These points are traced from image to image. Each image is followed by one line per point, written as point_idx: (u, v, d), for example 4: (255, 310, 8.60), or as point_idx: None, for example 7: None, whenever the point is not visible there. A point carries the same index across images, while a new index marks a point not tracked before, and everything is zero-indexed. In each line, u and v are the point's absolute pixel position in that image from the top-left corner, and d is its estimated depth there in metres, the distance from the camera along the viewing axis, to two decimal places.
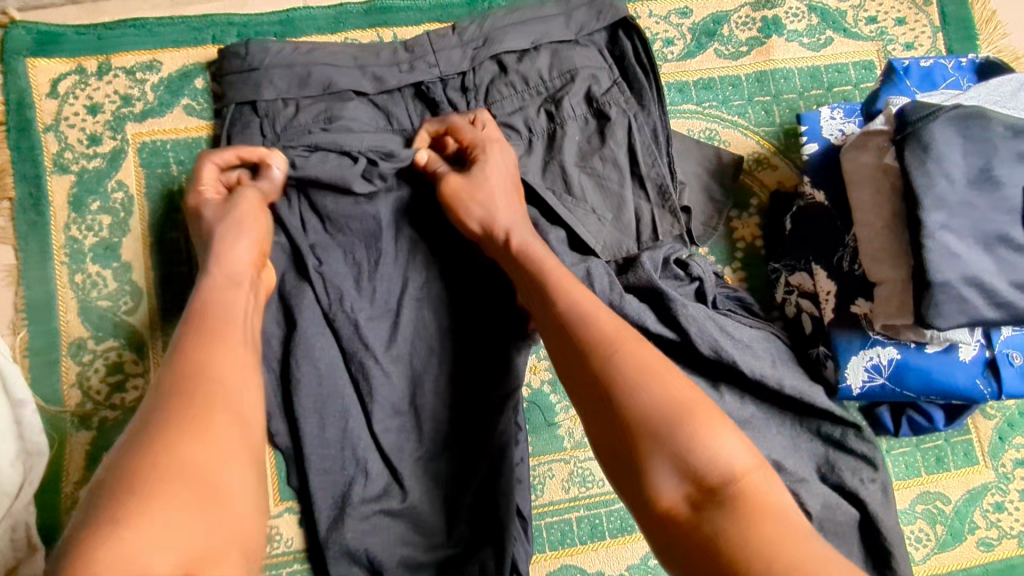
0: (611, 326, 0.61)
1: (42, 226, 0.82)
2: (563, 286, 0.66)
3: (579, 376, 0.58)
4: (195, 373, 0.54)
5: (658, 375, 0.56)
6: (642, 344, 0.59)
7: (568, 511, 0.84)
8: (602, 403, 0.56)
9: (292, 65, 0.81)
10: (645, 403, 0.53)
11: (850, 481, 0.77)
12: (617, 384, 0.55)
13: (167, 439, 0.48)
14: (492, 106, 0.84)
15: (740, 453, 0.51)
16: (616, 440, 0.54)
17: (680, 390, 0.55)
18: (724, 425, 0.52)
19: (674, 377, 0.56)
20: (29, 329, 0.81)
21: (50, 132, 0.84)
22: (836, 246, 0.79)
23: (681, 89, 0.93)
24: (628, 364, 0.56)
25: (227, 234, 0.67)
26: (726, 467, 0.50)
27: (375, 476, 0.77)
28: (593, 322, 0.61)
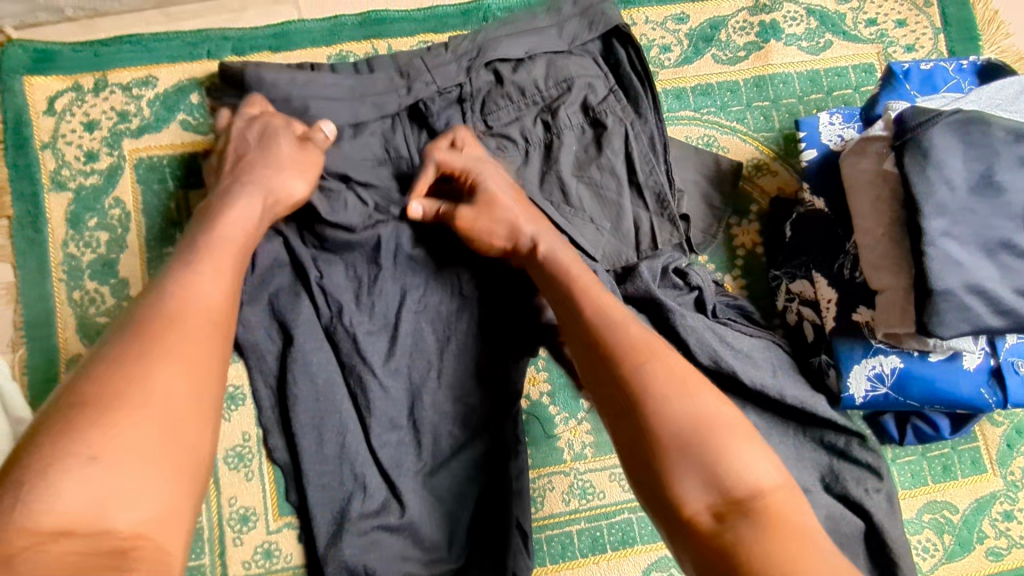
0: (644, 334, 0.59)
1: (39, 243, 0.83)
2: (591, 295, 0.65)
3: (609, 382, 0.57)
4: (181, 302, 0.54)
5: (691, 386, 0.55)
6: (675, 355, 0.58)
7: (568, 523, 0.83)
8: (628, 408, 0.55)
9: (290, 97, 0.80)
10: (675, 413, 0.53)
11: (854, 490, 0.76)
12: (649, 391, 0.54)
13: (143, 362, 0.48)
14: (488, 117, 0.84)
15: (770, 471, 0.51)
16: (639, 445, 0.53)
17: (712, 403, 0.54)
18: (755, 440, 0.52)
19: (707, 388, 0.55)
20: (28, 346, 0.81)
21: (47, 150, 0.85)
22: (837, 253, 0.79)
23: (678, 96, 0.93)
24: (662, 372, 0.55)
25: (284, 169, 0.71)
26: (753, 483, 0.49)
27: (374, 491, 0.76)
28: (629, 330, 0.60)
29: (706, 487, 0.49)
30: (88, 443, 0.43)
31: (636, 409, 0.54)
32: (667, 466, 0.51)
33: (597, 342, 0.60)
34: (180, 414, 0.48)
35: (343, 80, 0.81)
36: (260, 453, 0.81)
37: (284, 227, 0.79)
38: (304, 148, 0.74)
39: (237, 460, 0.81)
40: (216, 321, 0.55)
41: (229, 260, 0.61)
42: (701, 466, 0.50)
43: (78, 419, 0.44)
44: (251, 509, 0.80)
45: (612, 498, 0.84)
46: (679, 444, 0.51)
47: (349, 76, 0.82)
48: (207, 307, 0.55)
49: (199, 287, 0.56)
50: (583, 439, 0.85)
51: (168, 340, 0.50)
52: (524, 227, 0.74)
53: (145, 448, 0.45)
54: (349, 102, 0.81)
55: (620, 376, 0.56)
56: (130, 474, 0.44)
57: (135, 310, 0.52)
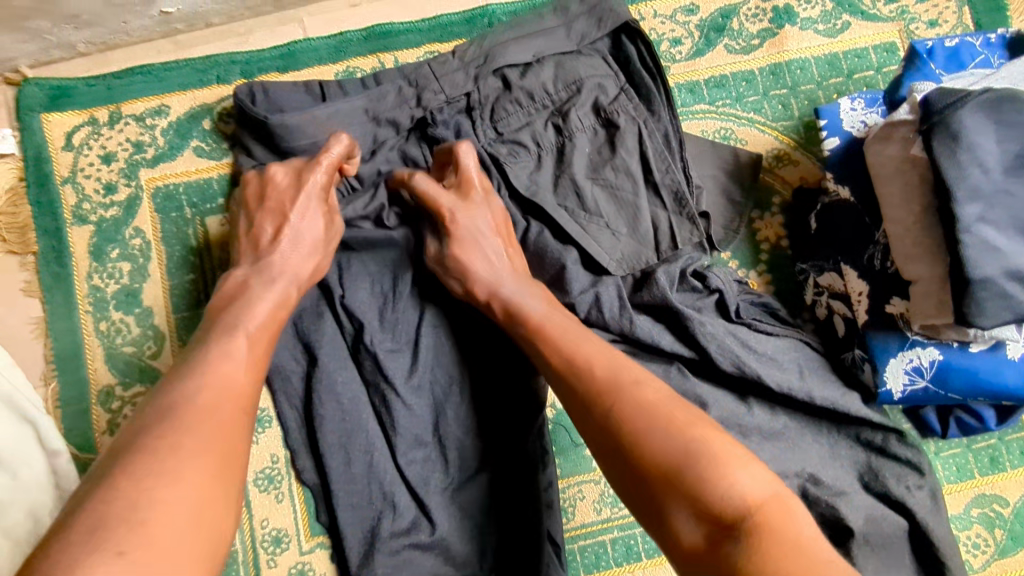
0: (613, 369, 0.60)
1: (65, 277, 0.84)
2: (555, 334, 0.66)
3: (592, 430, 0.58)
4: (207, 386, 0.54)
5: (668, 414, 0.55)
6: (647, 385, 0.58)
7: (601, 533, 0.82)
8: (610, 452, 0.56)
9: (315, 140, 0.80)
10: (654, 446, 0.53)
11: (896, 489, 0.74)
12: (626, 428, 0.55)
13: (168, 453, 0.47)
14: (498, 124, 0.83)
15: (759, 483, 0.49)
16: (633, 485, 0.53)
17: (688, 424, 0.54)
18: (739, 455, 0.51)
19: (684, 413, 0.55)
20: (60, 380, 0.82)
21: (67, 184, 0.86)
22: (866, 243, 0.75)
23: (691, 90, 0.90)
24: (633, 406, 0.56)
25: (307, 252, 0.71)
26: (741, 501, 0.48)
27: (403, 509, 0.76)
28: (597, 368, 0.61)
29: (695, 516, 0.49)
30: (118, 539, 0.41)
31: (618, 451, 0.55)
32: (659, 501, 0.51)
33: (569, 391, 0.61)
34: (205, 504, 0.46)
35: (355, 103, 0.81)
36: (289, 475, 0.81)
37: None
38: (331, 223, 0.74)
39: (268, 482, 0.81)
40: (243, 406, 0.55)
41: (263, 341, 0.63)
42: (686, 495, 0.49)
43: (108, 516, 0.42)
44: (284, 531, 0.80)
45: None
46: (665, 475, 0.51)
47: (359, 95, 0.81)
48: (231, 391, 0.55)
49: (225, 370, 0.56)
50: None
51: (194, 432, 0.50)
52: (477, 276, 0.73)
53: (174, 543, 0.43)
54: (366, 124, 0.82)
55: (595, 423, 0.58)
56: (161, 564, 0.41)
57: (164, 402, 0.52)
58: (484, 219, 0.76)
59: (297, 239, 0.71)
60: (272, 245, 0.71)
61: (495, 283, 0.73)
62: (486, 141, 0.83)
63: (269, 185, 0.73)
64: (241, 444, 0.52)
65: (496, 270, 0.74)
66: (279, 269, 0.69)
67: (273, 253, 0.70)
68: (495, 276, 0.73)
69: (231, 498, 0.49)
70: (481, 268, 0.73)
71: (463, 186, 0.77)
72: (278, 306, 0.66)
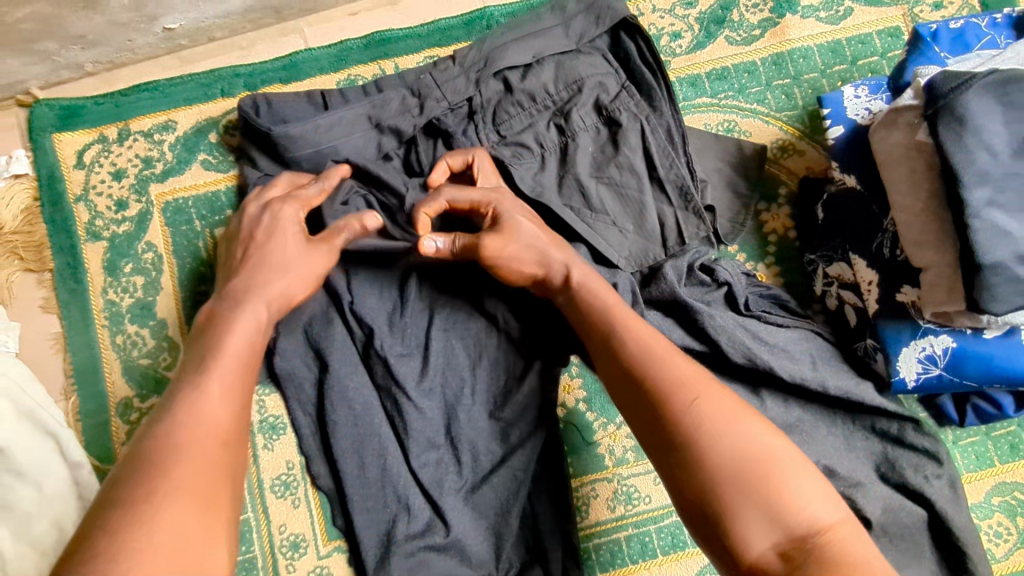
0: (690, 369, 0.57)
1: (82, 293, 0.86)
2: (630, 327, 0.62)
3: (654, 430, 0.55)
4: (184, 423, 0.53)
5: (742, 422, 0.53)
6: (722, 388, 0.56)
7: (616, 530, 0.81)
8: (671, 447, 0.53)
9: (318, 148, 0.81)
10: (724, 450, 0.51)
11: (913, 478, 0.73)
12: (694, 427, 0.53)
13: (144, 502, 0.47)
14: (501, 127, 0.83)
15: (827, 507, 0.50)
16: (687, 487, 0.52)
17: (763, 440, 0.52)
18: (808, 476, 0.51)
19: (756, 423, 0.54)
20: (79, 393, 0.84)
21: (80, 202, 0.88)
22: (875, 232, 0.74)
23: (693, 83, 0.90)
24: (706, 406, 0.54)
25: (273, 273, 0.69)
26: (813, 522, 0.48)
27: (418, 512, 0.76)
28: (674, 366, 0.57)
29: (757, 528, 0.48)
30: None
31: (680, 448, 0.53)
32: (721, 506, 0.50)
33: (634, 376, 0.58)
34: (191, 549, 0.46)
35: (359, 110, 0.82)
36: (305, 480, 0.82)
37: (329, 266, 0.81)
38: (310, 246, 0.72)
39: (284, 488, 0.82)
40: (223, 440, 0.54)
41: (239, 365, 0.60)
42: (755, 507, 0.49)
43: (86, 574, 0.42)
44: (301, 536, 0.81)
45: (660, 501, 0.82)
46: (731, 483, 0.50)
47: (361, 103, 0.83)
48: (210, 424, 0.54)
49: (201, 405, 0.55)
50: (624, 443, 0.83)
51: (175, 475, 0.49)
52: (551, 252, 0.71)
53: None
54: (370, 131, 0.83)
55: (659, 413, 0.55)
56: None
57: (139, 445, 0.51)
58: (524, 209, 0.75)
59: (264, 256, 0.70)
60: (242, 266, 0.70)
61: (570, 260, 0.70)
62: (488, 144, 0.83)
63: (244, 213, 0.74)
64: (227, 488, 0.51)
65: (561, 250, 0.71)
66: (256, 288, 0.67)
67: (242, 276, 0.69)
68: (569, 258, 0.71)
69: (221, 542, 0.48)
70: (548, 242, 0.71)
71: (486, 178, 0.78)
72: (255, 338, 0.63)
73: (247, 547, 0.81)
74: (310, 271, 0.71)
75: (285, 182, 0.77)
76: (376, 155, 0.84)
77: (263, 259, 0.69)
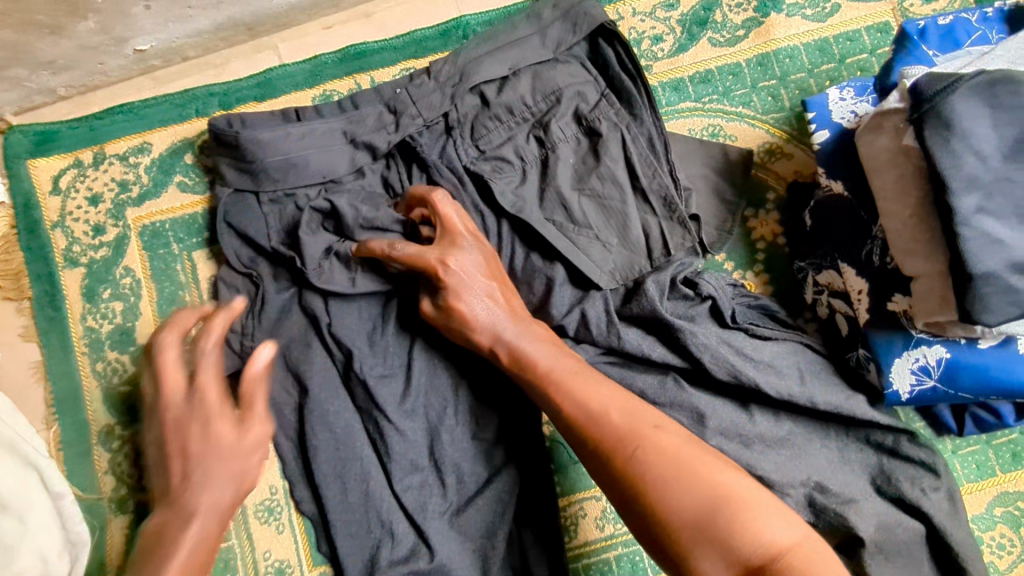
0: (630, 417, 0.61)
1: (60, 320, 0.85)
2: (566, 380, 0.65)
3: (611, 482, 0.59)
4: None
5: (691, 461, 0.58)
6: (667, 432, 0.60)
7: (606, 550, 0.79)
8: (631, 498, 0.58)
9: (287, 156, 0.80)
10: (678, 495, 0.56)
11: (910, 492, 0.70)
12: (648, 477, 0.57)
13: None
14: (479, 142, 0.82)
15: (785, 529, 0.54)
16: (654, 532, 0.56)
17: (713, 476, 0.57)
18: (764, 503, 0.56)
19: (705, 460, 0.58)
20: (61, 422, 0.83)
21: (58, 229, 0.87)
22: (864, 238, 0.71)
23: (676, 87, 0.88)
24: (654, 453, 0.58)
25: (208, 473, 0.62)
26: (774, 547, 0.53)
27: (402, 537, 0.75)
28: (615, 417, 0.61)
29: (723, 562, 0.53)
30: None
31: (639, 500, 0.57)
32: (685, 549, 0.54)
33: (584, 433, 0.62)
34: None
35: (334, 125, 0.81)
36: (289, 505, 0.81)
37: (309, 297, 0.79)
38: (246, 430, 0.65)
39: (268, 513, 0.80)
40: None
41: None
42: (715, 544, 0.53)
43: None
44: (286, 561, 0.80)
45: None
46: (694, 523, 0.54)
47: (337, 117, 0.82)
48: None
49: None
50: None
51: None
52: (477, 325, 0.70)
53: None
54: (344, 147, 0.82)
55: (614, 467, 0.59)
56: None
57: None
58: (476, 267, 0.71)
59: (200, 464, 0.62)
60: (176, 476, 0.62)
61: (498, 329, 0.70)
62: (467, 159, 0.82)
63: (163, 415, 0.64)
64: None
65: (495, 320, 0.70)
66: (192, 501, 0.61)
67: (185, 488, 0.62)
68: (495, 319, 0.70)
69: None
70: (481, 316, 0.70)
71: (448, 232, 0.72)
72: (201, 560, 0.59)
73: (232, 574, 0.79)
74: (254, 455, 0.64)
75: (177, 355, 0.67)
76: (349, 171, 0.82)
77: (200, 462, 0.62)
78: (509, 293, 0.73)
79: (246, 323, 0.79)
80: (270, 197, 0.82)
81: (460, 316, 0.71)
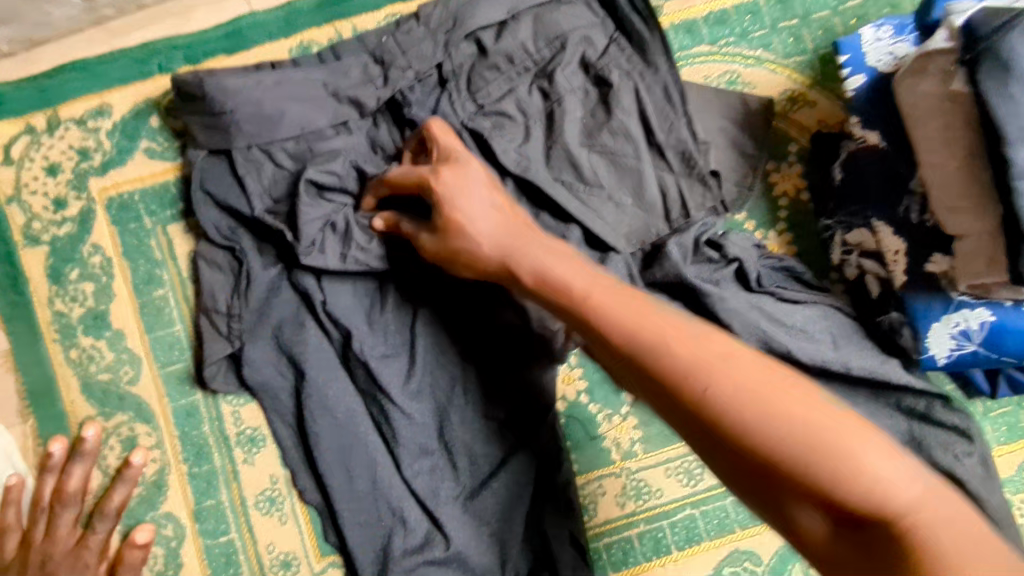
0: (691, 346, 0.52)
1: (25, 305, 0.77)
2: (605, 307, 0.57)
3: (679, 418, 0.52)
4: None
5: (778, 398, 0.48)
6: (738, 361, 0.50)
7: (627, 528, 0.76)
8: (714, 441, 0.49)
9: (260, 105, 0.73)
10: (762, 435, 0.47)
11: (943, 459, 0.67)
12: (728, 419, 0.48)
13: None
14: (477, 95, 0.75)
15: (897, 470, 0.44)
16: (738, 471, 0.49)
17: (798, 410, 0.47)
18: (869, 440, 0.45)
19: (787, 391, 0.48)
20: (37, 416, 0.77)
21: (13, 203, 0.78)
22: (901, 194, 0.67)
23: (689, 30, 0.80)
24: (730, 392, 0.49)
25: None
26: (884, 492, 0.43)
27: (415, 525, 0.72)
28: (672, 347, 0.52)
29: (822, 509, 0.46)
30: None
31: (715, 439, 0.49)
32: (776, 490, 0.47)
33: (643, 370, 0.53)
34: None
35: (314, 75, 0.74)
36: (290, 495, 0.76)
37: (302, 275, 0.74)
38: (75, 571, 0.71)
39: (269, 505, 0.76)
40: None
41: None
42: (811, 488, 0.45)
43: None
44: (291, 554, 0.75)
45: (671, 495, 0.76)
46: (790, 468, 0.46)
47: (318, 68, 0.75)
48: None
49: None
50: (631, 436, 0.76)
51: None
52: (484, 243, 0.64)
53: None
54: (325, 99, 0.75)
55: (685, 407, 0.51)
56: None
57: None
58: (474, 181, 0.66)
59: None
60: None
61: (507, 249, 0.63)
62: (465, 115, 0.75)
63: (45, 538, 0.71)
64: None
65: (503, 238, 0.64)
66: None
67: None
68: (504, 241, 0.64)
69: None
70: (485, 234, 0.64)
71: (445, 152, 0.68)
72: None
73: (235, 569, 0.75)
74: None
75: (73, 510, 0.72)
76: (331, 125, 0.75)
77: None
78: (517, 211, 0.67)
79: (233, 303, 0.74)
80: (244, 155, 0.75)
81: (463, 236, 0.65)
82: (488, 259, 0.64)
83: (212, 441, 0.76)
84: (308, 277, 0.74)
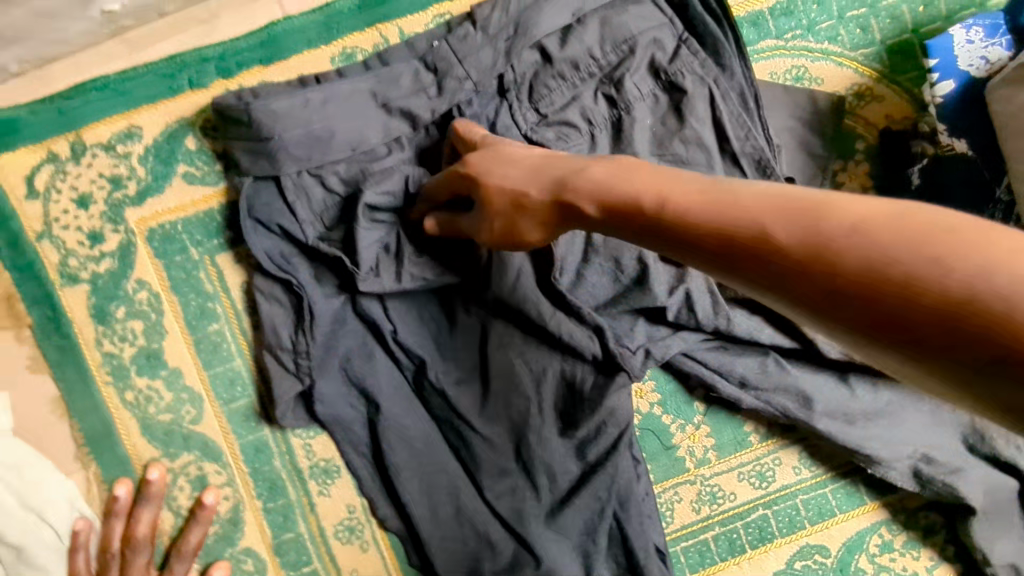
0: (778, 202, 0.39)
1: (72, 349, 0.73)
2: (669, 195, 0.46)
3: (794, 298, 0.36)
4: None
5: (903, 222, 0.33)
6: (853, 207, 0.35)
7: (703, 531, 0.78)
8: (838, 309, 0.34)
9: (311, 125, 0.67)
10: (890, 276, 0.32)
11: (1005, 450, 0.73)
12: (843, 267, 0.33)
13: None
14: (539, 105, 0.71)
15: None
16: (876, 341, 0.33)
17: (944, 240, 0.31)
18: None
19: (934, 226, 0.32)
20: (97, 461, 0.74)
21: (44, 240, 0.73)
22: (985, 201, 0.70)
23: (755, 22, 0.76)
24: (823, 233, 0.35)
25: None
26: None
27: (501, 546, 0.72)
28: (749, 207, 0.40)
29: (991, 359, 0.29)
30: None
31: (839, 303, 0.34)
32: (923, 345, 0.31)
33: (744, 272, 0.39)
34: None
35: (360, 84, 0.68)
36: (370, 522, 0.76)
37: (366, 301, 0.71)
38: None
39: (349, 533, 0.76)
40: None
41: None
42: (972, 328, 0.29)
43: None
44: None
45: (743, 498, 0.79)
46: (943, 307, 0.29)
47: (364, 75, 0.69)
48: None
49: None
50: (704, 443, 0.78)
51: None
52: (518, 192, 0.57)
53: None
54: (375, 113, 0.69)
55: (779, 283, 0.37)
56: None
57: None
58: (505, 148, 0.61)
59: None
60: None
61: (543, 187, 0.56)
62: (528, 126, 0.71)
63: None
64: None
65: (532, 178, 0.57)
66: None
67: None
68: (535, 179, 0.56)
69: None
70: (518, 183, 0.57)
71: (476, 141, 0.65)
72: None
73: None
74: None
75: (145, 556, 0.71)
76: (383, 142, 0.70)
77: None
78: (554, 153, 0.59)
79: (297, 339, 0.70)
80: (293, 180, 0.70)
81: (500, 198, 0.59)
82: (539, 203, 0.56)
83: (285, 474, 0.75)
84: (370, 302, 0.71)
